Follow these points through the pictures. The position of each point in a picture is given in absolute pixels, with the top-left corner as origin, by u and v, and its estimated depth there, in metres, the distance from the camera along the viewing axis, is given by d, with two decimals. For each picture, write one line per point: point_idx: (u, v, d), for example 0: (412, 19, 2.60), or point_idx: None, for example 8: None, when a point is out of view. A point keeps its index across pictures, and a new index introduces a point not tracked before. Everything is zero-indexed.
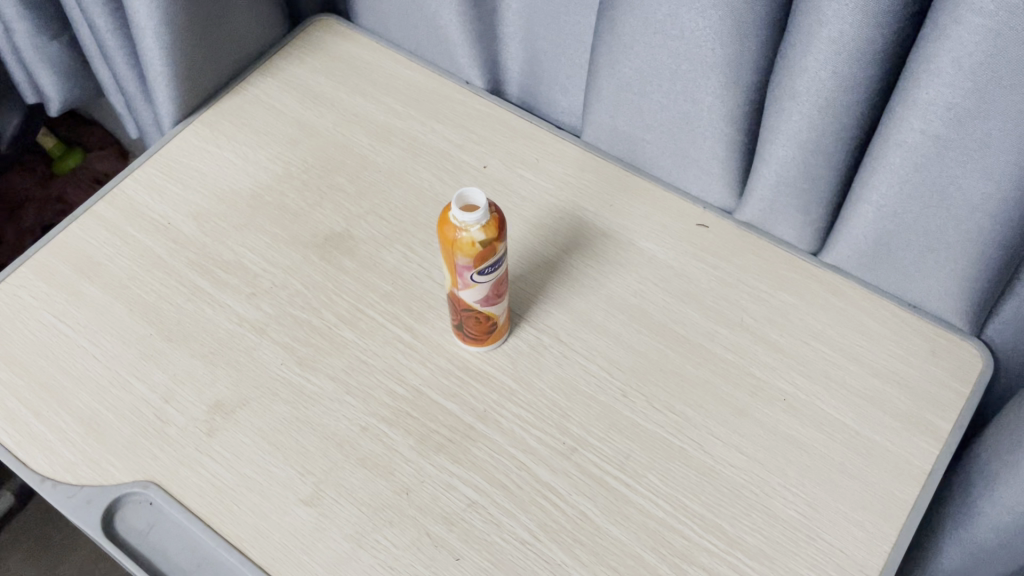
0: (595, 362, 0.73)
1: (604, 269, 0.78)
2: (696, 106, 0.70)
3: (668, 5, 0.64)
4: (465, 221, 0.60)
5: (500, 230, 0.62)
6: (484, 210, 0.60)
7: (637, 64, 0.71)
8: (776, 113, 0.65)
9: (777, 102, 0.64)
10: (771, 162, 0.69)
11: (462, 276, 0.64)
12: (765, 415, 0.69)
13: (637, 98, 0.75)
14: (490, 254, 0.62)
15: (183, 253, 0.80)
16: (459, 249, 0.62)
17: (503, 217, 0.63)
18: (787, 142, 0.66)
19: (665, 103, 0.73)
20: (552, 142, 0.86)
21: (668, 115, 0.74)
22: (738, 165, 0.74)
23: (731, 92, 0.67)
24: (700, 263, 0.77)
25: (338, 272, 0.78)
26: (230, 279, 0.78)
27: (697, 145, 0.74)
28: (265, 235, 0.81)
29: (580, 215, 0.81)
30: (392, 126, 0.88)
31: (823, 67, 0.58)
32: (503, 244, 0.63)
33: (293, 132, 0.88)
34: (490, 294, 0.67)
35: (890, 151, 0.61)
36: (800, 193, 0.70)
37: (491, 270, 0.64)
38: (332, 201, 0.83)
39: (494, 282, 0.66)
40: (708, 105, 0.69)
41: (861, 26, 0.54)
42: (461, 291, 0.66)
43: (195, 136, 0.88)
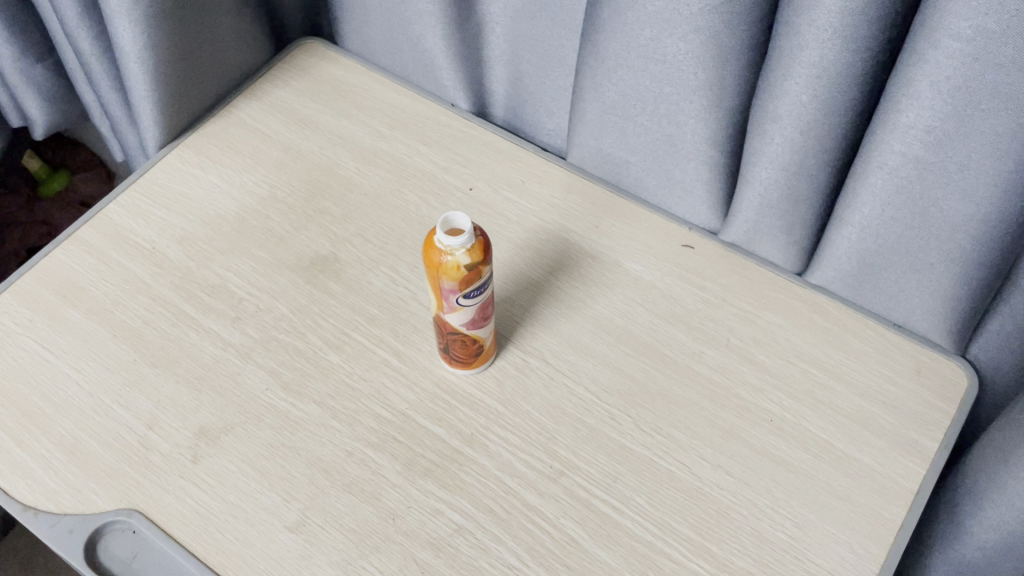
0: (582, 384, 0.72)
1: (589, 291, 0.78)
2: (680, 128, 0.71)
3: (650, 29, 0.65)
4: (450, 246, 0.60)
5: (485, 255, 0.62)
6: (468, 234, 0.60)
7: (620, 87, 0.72)
8: (758, 137, 0.65)
9: (760, 125, 0.64)
10: (755, 184, 0.69)
11: (448, 300, 0.64)
12: (753, 436, 0.69)
13: (621, 120, 0.75)
14: (476, 277, 0.62)
15: (168, 278, 0.79)
16: (444, 273, 0.61)
17: (490, 240, 0.63)
18: (770, 164, 0.66)
19: (649, 126, 0.73)
20: (538, 163, 0.86)
21: (652, 137, 0.74)
22: (722, 188, 0.74)
23: (714, 115, 0.67)
24: (686, 285, 0.77)
25: (324, 296, 0.78)
26: (215, 304, 0.78)
27: (681, 166, 0.75)
28: (250, 259, 0.81)
29: (566, 237, 0.81)
30: (378, 149, 0.88)
31: (804, 91, 0.58)
32: (489, 268, 0.63)
33: (278, 156, 0.88)
34: (477, 317, 0.66)
35: (871, 173, 0.61)
36: (783, 215, 0.71)
37: (477, 294, 0.64)
38: (318, 224, 0.83)
39: (480, 306, 0.66)
40: (693, 127, 0.70)
41: (840, 51, 0.55)
42: (447, 314, 0.66)
43: (179, 160, 0.88)
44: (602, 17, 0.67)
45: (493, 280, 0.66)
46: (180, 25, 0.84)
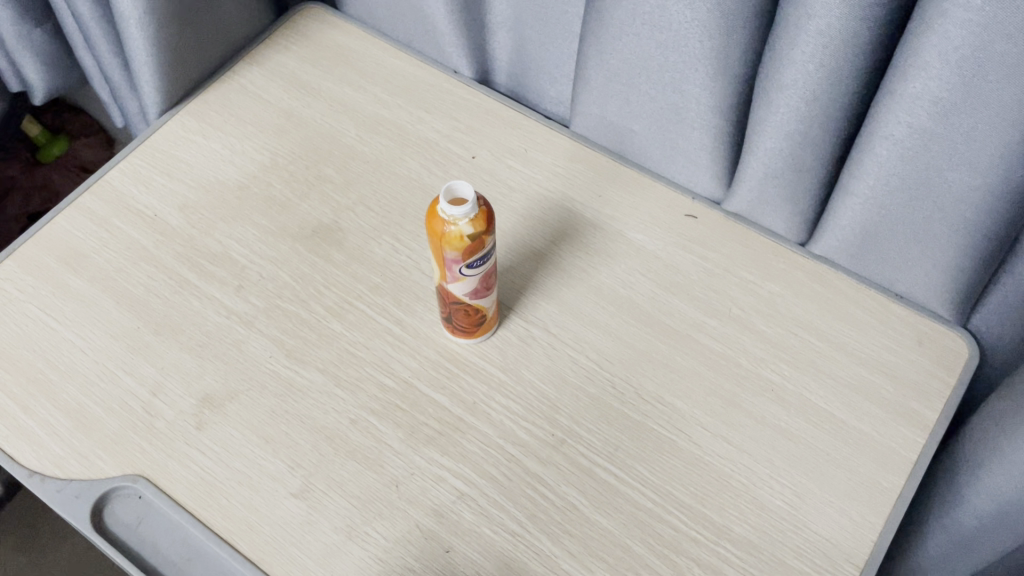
0: (584, 353, 0.73)
1: (592, 260, 0.78)
2: (685, 97, 0.70)
3: None
4: (454, 216, 0.60)
5: (489, 225, 0.62)
6: (473, 204, 0.60)
7: (625, 55, 0.71)
8: (763, 106, 0.65)
9: (765, 95, 0.64)
10: (759, 154, 0.69)
11: (451, 271, 0.64)
12: (753, 405, 0.70)
13: (626, 88, 0.74)
14: (479, 247, 0.62)
15: (170, 245, 0.80)
16: (447, 243, 0.61)
17: (493, 211, 0.63)
18: (775, 134, 0.66)
19: (654, 94, 0.72)
20: (542, 131, 0.86)
21: (656, 106, 0.73)
22: (725, 159, 0.74)
23: (719, 84, 0.67)
24: (688, 254, 0.77)
25: (326, 264, 0.78)
26: (217, 272, 0.78)
27: (685, 136, 0.74)
28: (252, 226, 0.80)
29: (569, 207, 0.81)
30: (379, 117, 0.88)
31: (810, 60, 0.58)
32: (493, 238, 0.63)
33: (279, 123, 0.87)
34: (479, 288, 0.67)
35: (876, 143, 0.61)
36: (788, 185, 0.70)
37: (480, 264, 0.64)
38: (320, 192, 0.83)
39: (483, 277, 0.66)
40: (698, 96, 0.69)
41: (848, 19, 0.54)
42: (450, 284, 0.66)
43: (180, 126, 0.87)
44: None
45: (496, 251, 0.66)
46: None
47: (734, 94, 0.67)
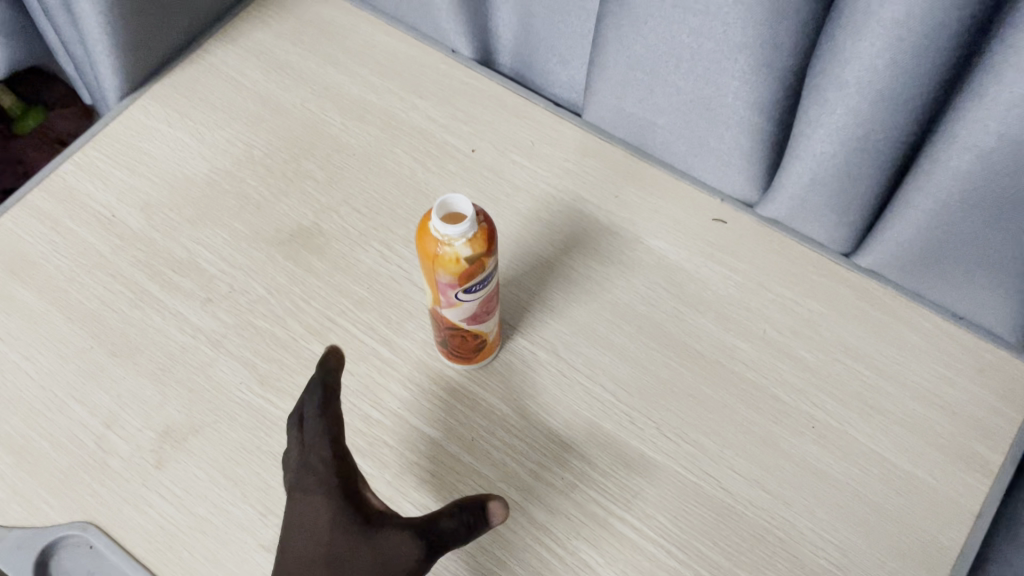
0: (597, 381, 0.64)
1: (606, 271, 0.68)
2: (719, 91, 0.60)
3: None
4: (447, 237, 0.50)
5: (490, 245, 0.52)
6: (471, 222, 0.50)
7: (649, 40, 0.61)
8: (814, 105, 0.55)
9: (817, 91, 0.54)
10: (806, 158, 0.59)
11: (446, 295, 0.55)
12: (791, 445, 0.61)
13: (649, 78, 0.64)
14: (477, 270, 0.53)
15: (129, 251, 0.70)
16: (440, 266, 0.52)
17: (495, 227, 0.53)
18: (827, 137, 0.56)
19: (682, 86, 0.62)
20: (550, 121, 0.76)
21: (684, 99, 0.64)
22: (763, 161, 0.64)
23: (761, 79, 0.57)
24: (716, 266, 0.68)
25: (306, 274, 0.69)
26: (182, 283, 0.69)
27: (717, 134, 0.64)
28: (223, 230, 0.71)
29: (581, 209, 0.71)
30: (367, 103, 0.78)
31: (880, 55, 0.48)
32: (494, 260, 0.53)
33: (254, 109, 0.78)
34: (478, 312, 0.58)
35: (952, 154, 0.51)
36: (836, 194, 0.61)
37: (479, 288, 0.55)
38: (300, 190, 0.73)
39: (483, 301, 0.57)
40: (734, 91, 0.59)
41: (934, 9, 0.44)
42: (444, 309, 0.57)
43: (144, 113, 0.77)
44: None
45: (498, 270, 0.56)
46: None
47: (778, 90, 0.57)
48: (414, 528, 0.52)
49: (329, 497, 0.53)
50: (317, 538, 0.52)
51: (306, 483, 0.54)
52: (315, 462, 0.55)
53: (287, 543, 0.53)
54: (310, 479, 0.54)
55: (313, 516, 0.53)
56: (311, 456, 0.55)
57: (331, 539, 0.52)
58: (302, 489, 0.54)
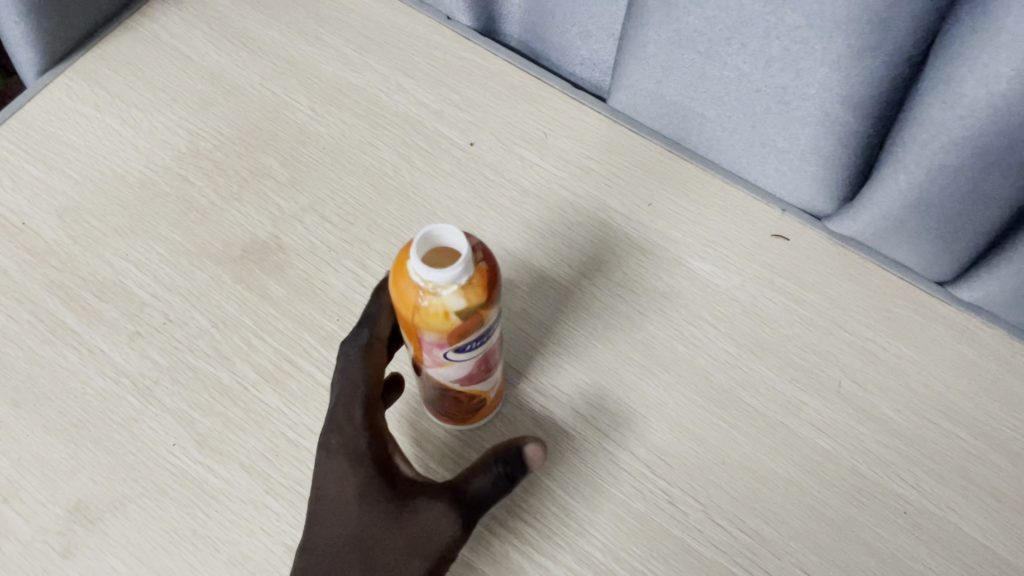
0: (627, 446, 0.50)
1: (637, 301, 0.54)
2: (798, 78, 0.46)
3: None
4: (433, 283, 0.36)
5: (490, 294, 0.38)
6: (464, 264, 0.36)
7: (706, 10, 0.46)
8: (940, 97, 0.40)
9: (946, 77, 0.40)
10: (913, 170, 0.45)
11: (431, 355, 0.41)
12: (877, 537, 0.47)
13: (701, 59, 0.50)
14: (473, 326, 0.39)
15: (40, 268, 0.56)
16: (422, 321, 0.38)
17: (497, 267, 0.39)
18: (952, 144, 0.42)
19: (746, 70, 0.48)
20: (567, 108, 0.61)
21: (747, 87, 0.49)
22: (845, 169, 0.50)
23: (860, 65, 0.42)
24: (776, 297, 0.54)
25: (260, 301, 0.55)
26: (105, 310, 0.55)
27: (787, 132, 0.50)
28: (159, 243, 0.57)
29: (607, 221, 0.57)
30: (341, 82, 0.63)
31: None
32: (495, 312, 0.40)
33: (202, 89, 0.63)
34: (474, 372, 0.44)
35: None
36: (947, 216, 0.47)
37: (474, 346, 0.41)
38: (256, 192, 0.59)
39: (479, 360, 0.43)
40: (820, 79, 0.45)
41: None
42: (431, 369, 0.43)
43: (67, 92, 0.63)
44: None
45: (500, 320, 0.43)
46: None
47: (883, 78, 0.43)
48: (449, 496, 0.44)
49: (361, 467, 0.44)
50: (342, 512, 0.44)
51: (329, 443, 0.45)
52: (340, 416, 0.45)
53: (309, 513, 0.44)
54: (336, 438, 0.45)
55: (341, 488, 0.44)
56: (337, 406, 0.46)
57: (360, 511, 0.44)
58: (324, 447, 0.45)
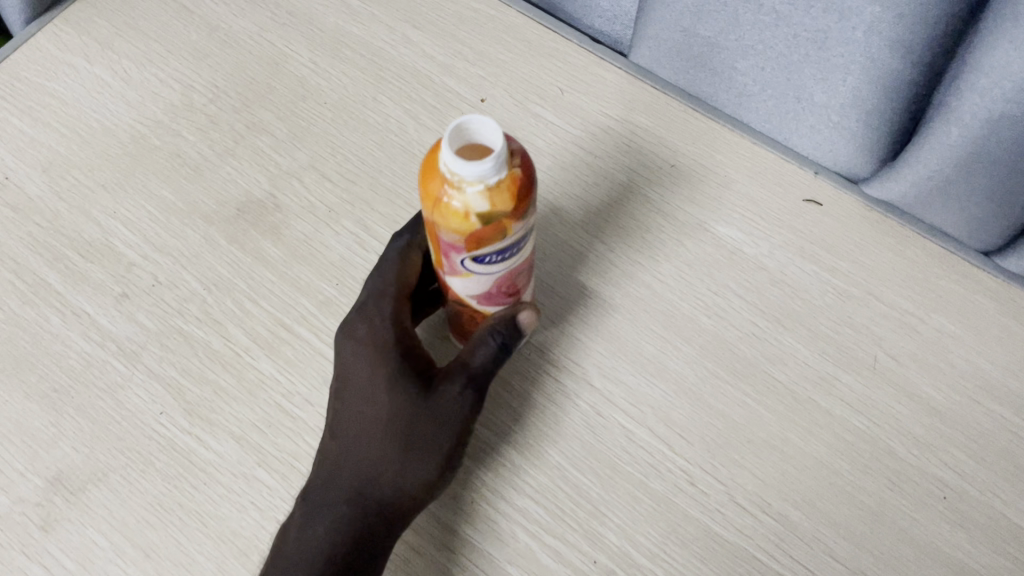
0: (645, 421, 0.46)
1: (657, 266, 0.51)
2: (844, 20, 0.42)
3: None
4: (460, 181, 0.33)
5: (519, 203, 0.35)
6: (495, 162, 0.33)
7: None
8: (1003, 53, 0.38)
9: (1010, 29, 0.37)
10: (967, 121, 0.41)
11: (449, 260, 0.38)
12: (914, 523, 0.44)
13: (735, 1, 0.46)
14: (495, 237, 0.36)
15: (23, 225, 0.53)
16: (440, 218, 0.35)
17: (535, 177, 0.36)
18: (1017, 87, 0.38)
19: (785, 13, 0.44)
20: (584, 63, 0.58)
21: (785, 32, 0.45)
22: (888, 126, 0.46)
23: (914, 1, 0.38)
24: (806, 265, 0.51)
25: (255, 262, 0.52)
26: (91, 270, 0.51)
27: (827, 83, 0.46)
28: (150, 200, 0.54)
29: (625, 181, 0.53)
30: (344, 33, 0.59)
31: None
32: (525, 225, 0.36)
33: (198, 39, 0.60)
34: (494, 290, 0.41)
35: None
36: (1000, 174, 0.43)
37: (496, 260, 0.38)
38: (253, 148, 0.56)
39: (501, 278, 0.40)
40: (869, 18, 0.41)
41: None
42: (448, 275, 0.40)
43: (55, 42, 0.59)
44: None
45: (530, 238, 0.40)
46: None
47: (938, 29, 0.39)
48: (466, 377, 0.43)
49: (386, 347, 0.44)
50: (370, 394, 0.43)
51: (355, 331, 0.45)
52: (370, 306, 0.45)
53: (339, 397, 0.44)
54: (363, 325, 0.45)
55: (367, 367, 0.44)
56: (369, 298, 0.46)
57: (387, 394, 0.43)
58: (350, 334, 0.45)
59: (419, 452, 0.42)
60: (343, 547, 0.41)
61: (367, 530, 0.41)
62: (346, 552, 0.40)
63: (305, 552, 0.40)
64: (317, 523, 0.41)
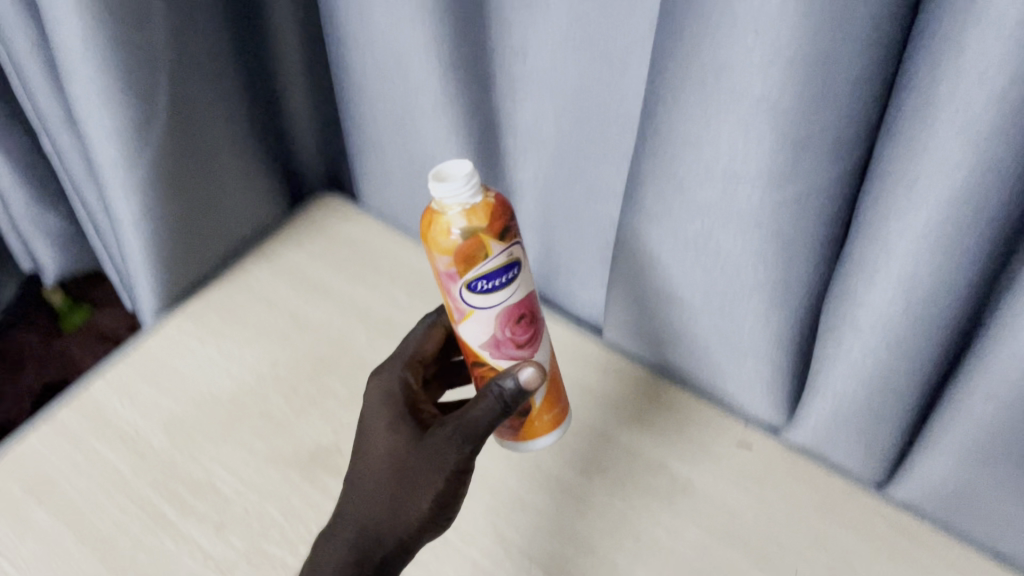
0: None
1: (629, 498, 0.66)
2: (738, 327, 0.61)
3: (702, 223, 0.56)
4: (436, 192, 0.49)
5: (492, 222, 0.51)
6: (466, 181, 0.49)
7: (666, 273, 0.63)
8: (877, 247, 0.48)
9: (878, 216, 0.48)
10: (828, 395, 0.60)
11: (454, 297, 0.53)
12: None
13: (669, 306, 0.66)
14: (477, 252, 0.51)
15: (149, 472, 0.70)
16: (435, 246, 0.51)
17: (506, 210, 0.52)
18: (849, 377, 0.56)
19: (700, 318, 0.64)
20: (570, 340, 0.77)
21: (704, 329, 0.65)
22: (790, 375, 0.63)
23: (775, 319, 0.58)
24: (743, 494, 0.66)
25: (322, 497, 0.67)
26: (198, 505, 0.67)
27: (737, 364, 0.65)
28: (244, 449, 0.71)
29: (603, 432, 0.70)
30: (393, 319, 0.79)
31: (893, 305, 0.50)
32: (502, 243, 0.51)
33: (285, 326, 0.80)
34: (502, 338, 0.55)
35: (975, 400, 0.52)
36: (860, 430, 0.61)
37: (491, 287, 0.53)
38: (322, 409, 0.73)
39: (504, 317, 0.54)
40: (752, 328, 0.60)
41: (940, 265, 0.46)
42: (461, 324, 0.55)
43: (179, 330, 0.81)
44: (645, 205, 0.59)
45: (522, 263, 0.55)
46: (184, 195, 0.80)
47: (829, 214, 0.51)
48: (455, 424, 0.52)
49: (395, 416, 0.57)
50: (375, 458, 0.56)
51: (372, 397, 0.59)
52: (384, 385, 0.60)
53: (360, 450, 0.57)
54: (377, 396, 0.59)
55: (376, 438, 0.56)
56: (382, 382, 0.61)
57: (388, 449, 0.55)
58: (369, 399, 0.60)
59: (416, 488, 0.53)
60: (370, 529, 0.53)
61: (385, 562, 0.54)
62: (370, 548, 0.53)
63: (335, 553, 0.53)
64: (344, 526, 0.54)
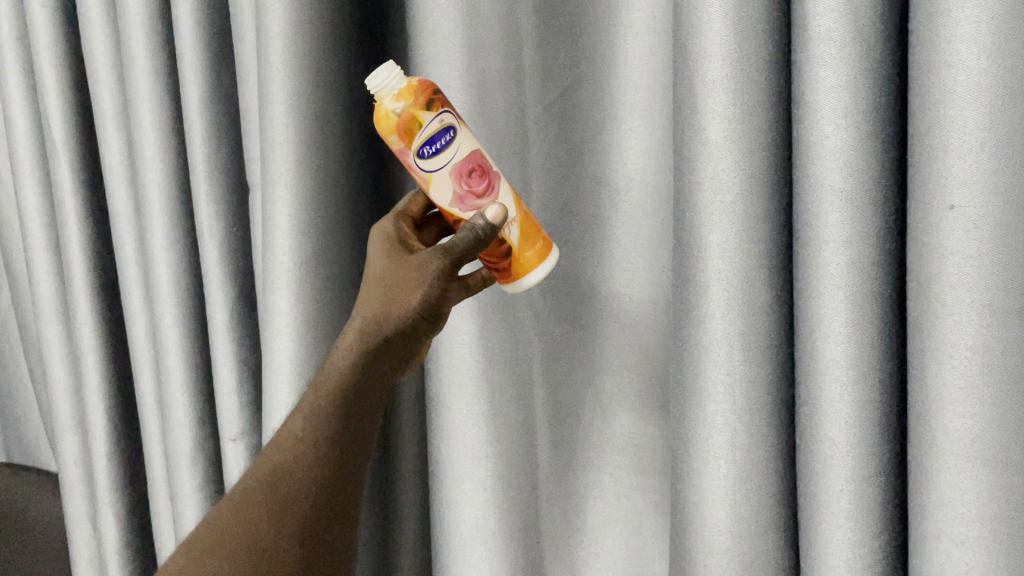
0: None
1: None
2: (827, 490, 0.47)
3: (804, 391, 0.48)
4: (369, 87, 0.51)
5: (431, 93, 0.51)
6: (388, 70, 0.51)
7: (737, 474, 0.51)
8: (812, 289, 0.46)
9: (806, 187, 0.46)
10: (827, 543, 0.47)
11: (417, 174, 0.52)
12: None
13: (734, 504, 0.51)
14: (415, 127, 0.50)
15: None
16: (390, 140, 0.51)
17: (434, 87, 0.51)
18: (844, 505, 0.47)
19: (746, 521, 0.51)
20: (633, 527, 0.69)
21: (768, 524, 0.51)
22: (888, 531, 0.48)
23: (808, 458, 0.48)
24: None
25: None
26: None
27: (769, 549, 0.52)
28: None
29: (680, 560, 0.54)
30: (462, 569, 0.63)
31: (843, 445, 0.46)
32: (433, 111, 0.50)
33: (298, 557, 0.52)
34: (461, 192, 0.51)
35: (942, 552, 0.43)
36: (864, 551, 0.47)
37: (438, 151, 0.50)
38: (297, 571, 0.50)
39: (455, 172, 0.51)
40: (839, 459, 0.46)
41: (861, 351, 0.46)
42: (433, 194, 0.52)
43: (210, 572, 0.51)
44: (685, 426, 0.52)
45: (463, 127, 0.52)
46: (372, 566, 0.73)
47: (775, 250, 0.50)
48: (442, 265, 0.52)
49: (397, 249, 0.54)
50: (388, 254, 0.54)
51: (379, 232, 0.56)
52: (400, 208, 0.58)
53: (364, 286, 0.54)
54: (378, 235, 0.55)
55: (381, 254, 0.54)
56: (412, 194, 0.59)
57: (384, 246, 0.55)
58: (374, 239, 0.55)
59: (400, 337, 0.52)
60: (369, 340, 0.53)
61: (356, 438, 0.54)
62: (349, 396, 0.53)
63: (341, 361, 0.53)
64: (344, 351, 0.53)
